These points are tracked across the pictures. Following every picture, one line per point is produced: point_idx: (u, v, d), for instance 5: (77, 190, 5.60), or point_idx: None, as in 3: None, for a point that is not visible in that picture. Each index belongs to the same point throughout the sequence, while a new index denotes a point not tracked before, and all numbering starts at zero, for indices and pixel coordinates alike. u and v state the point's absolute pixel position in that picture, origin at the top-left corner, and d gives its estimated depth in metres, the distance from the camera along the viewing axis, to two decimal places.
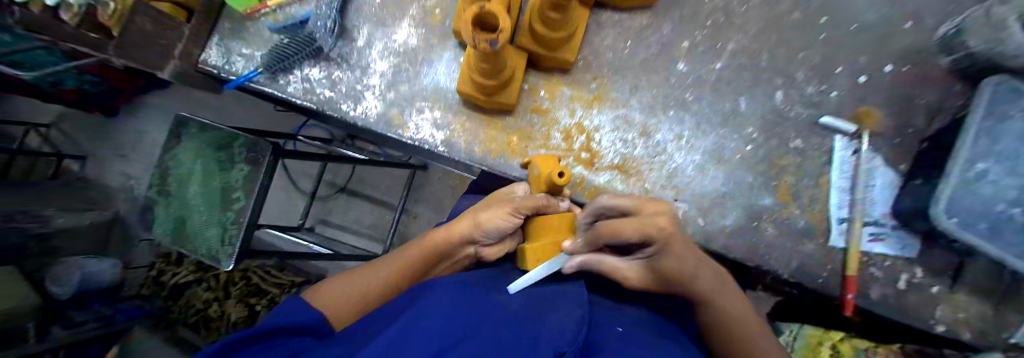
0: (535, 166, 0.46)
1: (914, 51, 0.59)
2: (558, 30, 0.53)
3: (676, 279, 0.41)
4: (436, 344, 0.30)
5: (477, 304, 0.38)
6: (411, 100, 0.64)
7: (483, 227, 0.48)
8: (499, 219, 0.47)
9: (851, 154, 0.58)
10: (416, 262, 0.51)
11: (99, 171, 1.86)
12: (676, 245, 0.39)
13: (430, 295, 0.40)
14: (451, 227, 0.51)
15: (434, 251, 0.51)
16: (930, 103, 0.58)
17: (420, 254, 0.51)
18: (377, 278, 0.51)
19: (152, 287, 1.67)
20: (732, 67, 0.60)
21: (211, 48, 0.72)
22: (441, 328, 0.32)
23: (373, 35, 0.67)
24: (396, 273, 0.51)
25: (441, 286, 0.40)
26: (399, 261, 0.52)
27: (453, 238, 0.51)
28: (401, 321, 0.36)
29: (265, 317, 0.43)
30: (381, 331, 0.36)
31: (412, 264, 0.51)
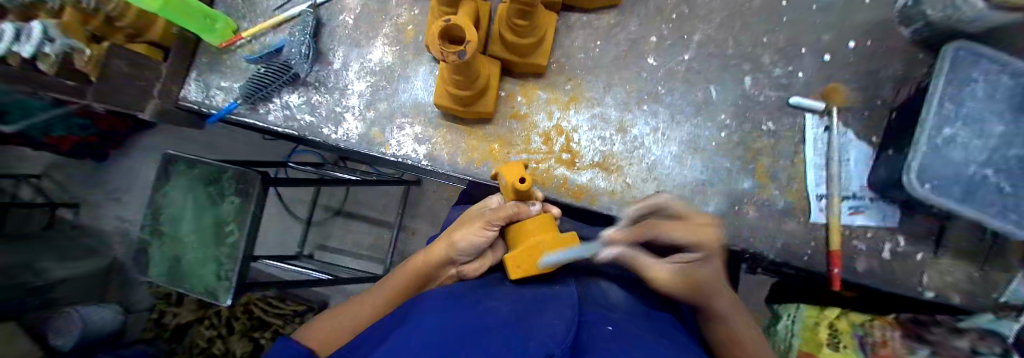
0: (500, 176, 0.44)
1: (874, 25, 0.61)
2: (526, 37, 0.55)
3: (700, 289, 0.44)
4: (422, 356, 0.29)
5: (465, 314, 0.37)
6: (391, 118, 0.65)
7: (458, 247, 0.47)
8: (473, 236, 0.45)
9: (823, 131, 0.59)
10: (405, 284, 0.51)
11: (91, 216, 1.85)
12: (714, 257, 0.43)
13: (418, 313, 0.39)
14: (431, 247, 0.51)
15: (421, 272, 0.51)
16: (895, 74, 0.59)
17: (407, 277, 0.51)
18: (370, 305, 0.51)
19: (154, 330, 1.65)
20: (700, 57, 0.62)
21: (189, 85, 0.74)
22: (428, 341, 0.32)
23: (348, 57, 0.68)
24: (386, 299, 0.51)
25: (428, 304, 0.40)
26: (388, 286, 0.52)
27: (435, 258, 0.50)
28: (390, 340, 0.36)
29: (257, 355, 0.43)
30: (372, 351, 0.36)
31: (401, 288, 0.51)
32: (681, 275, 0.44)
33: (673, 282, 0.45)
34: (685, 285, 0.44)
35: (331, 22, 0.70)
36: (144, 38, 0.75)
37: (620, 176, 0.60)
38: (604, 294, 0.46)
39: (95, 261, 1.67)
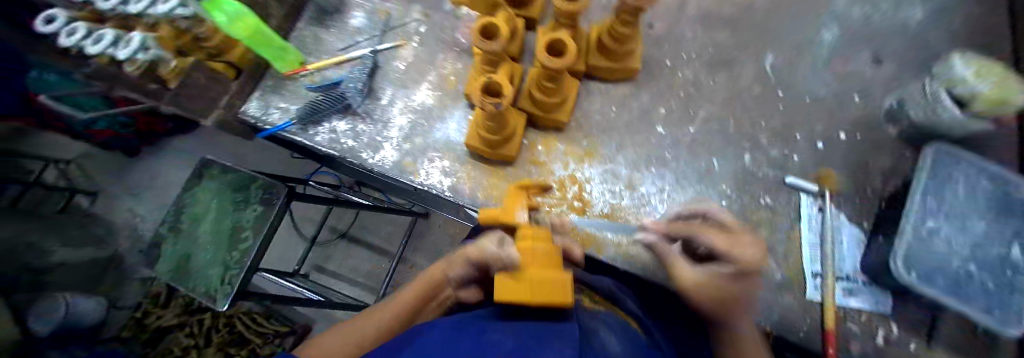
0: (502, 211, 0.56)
1: (861, 123, 0.69)
2: (552, 96, 0.63)
3: (725, 302, 0.45)
4: None
5: (472, 341, 0.39)
6: (424, 151, 0.72)
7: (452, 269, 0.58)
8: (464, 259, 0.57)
9: (817, 211, 0.63)
10: (408, 302, 0.57)
11: (108, 207, 1.94)
12: (750, 273, 0.44)
13: (424, 345, 0.41)
14: (433, 268, 0.61)
15: (424, 290, 0.58)
16: (882, 167, 0.66)
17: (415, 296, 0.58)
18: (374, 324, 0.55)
19: (133, 329, 1.63)
20: (703, 131, 0.69)
21: (251, 102, 0.84)
22: None
23: (395, 95, 0.78)
24: (389, 317, 0.56)
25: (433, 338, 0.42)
26: (392, 306, 0.57)
27: (436, 277, 0.59)
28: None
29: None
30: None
31: (404, 306, 0.57)
32: (714, 285, 0.45)
33: (706, 292, 0.46)
34: (710, 295, 0.45)
35: (386, 65, 0.81)
36: (222, 58, 0.81)
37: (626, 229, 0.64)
38: (599, 336, 0.48)
39: (96, 250, 1.65)
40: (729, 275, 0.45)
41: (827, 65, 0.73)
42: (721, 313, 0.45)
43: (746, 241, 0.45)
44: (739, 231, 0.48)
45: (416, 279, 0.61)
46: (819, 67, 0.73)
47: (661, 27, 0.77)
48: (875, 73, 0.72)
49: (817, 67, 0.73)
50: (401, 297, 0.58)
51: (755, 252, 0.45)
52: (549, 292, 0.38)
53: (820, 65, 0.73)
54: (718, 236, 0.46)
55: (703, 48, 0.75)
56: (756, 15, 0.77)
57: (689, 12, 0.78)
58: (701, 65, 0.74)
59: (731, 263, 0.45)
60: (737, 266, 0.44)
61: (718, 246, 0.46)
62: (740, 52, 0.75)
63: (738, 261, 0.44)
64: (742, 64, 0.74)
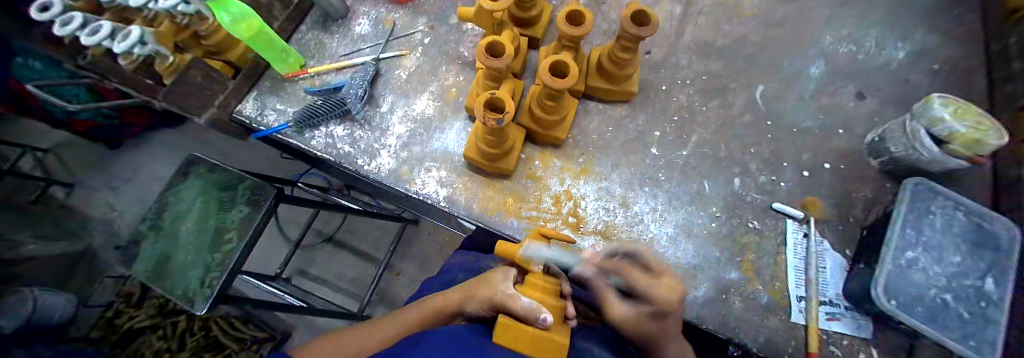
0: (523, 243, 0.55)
1: (845, 154, 0.72)
2: (552, 113, 0.64)
3: (649, 338, 0.45)
4: None
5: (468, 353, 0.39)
6: (421, 160, 0.72)
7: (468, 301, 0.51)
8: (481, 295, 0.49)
9: (802, 237, 0.65)
10: (414, 326, 0.54)
11: (84, 200, 1.87)
12: (669, 317, 0.44)
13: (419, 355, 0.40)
14: (446, 295, 0.54)
15: (433, 318, 0.54)
16: (864, 197, 0.68)
17: (418, 318, 0.54)
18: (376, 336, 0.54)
19: (104, 330, 1.54)
20: (696, 155, 0.71)
21: (247, 102, 0.82)
22: None
23: (395, 103, 0.78)
24: (392, 334, 0.54)
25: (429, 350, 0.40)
26: (396, 322, 0.55)
27: (449, 306, 0.53)
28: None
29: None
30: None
31: (409, 329, 0.54)
32: (637, 321, 0.45)
33: (635, 328, 0.45)
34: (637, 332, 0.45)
35: (387, 73, 0.81)
36: (221, 57, 0.85)
37: None
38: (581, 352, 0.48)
39: (68, 245, 1.68)
40: (649, 316, 0.44)
41: (814, 97, 0.76)
42: (649, 346, 0.46)
43: (666, 284, 0.44)
44: (659, 270, 0.47)
45: (428, 300, 0.56)
46: (806, 99, 0.76)
47: (658, 53, 0.80)
48: (857, 107, 0.75)
49: (804, 99, 0.76)
50: (408, 317, 0.54)
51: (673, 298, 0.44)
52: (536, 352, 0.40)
53: (807, 97, 0.76)
54: (639, 277, 0.45)
55: (697, 76, 0.78)
56: (748, 47, 0.81)
57: (685, 41, 0.81)
58: (695, 91, 0.77)
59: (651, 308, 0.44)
60: (654, 308, 0.43)
61: (637, 287, 0.45)
62: (733, 81, 0.78)
63: (656, 304, 0.43)
64: (734, 92, 0.77)
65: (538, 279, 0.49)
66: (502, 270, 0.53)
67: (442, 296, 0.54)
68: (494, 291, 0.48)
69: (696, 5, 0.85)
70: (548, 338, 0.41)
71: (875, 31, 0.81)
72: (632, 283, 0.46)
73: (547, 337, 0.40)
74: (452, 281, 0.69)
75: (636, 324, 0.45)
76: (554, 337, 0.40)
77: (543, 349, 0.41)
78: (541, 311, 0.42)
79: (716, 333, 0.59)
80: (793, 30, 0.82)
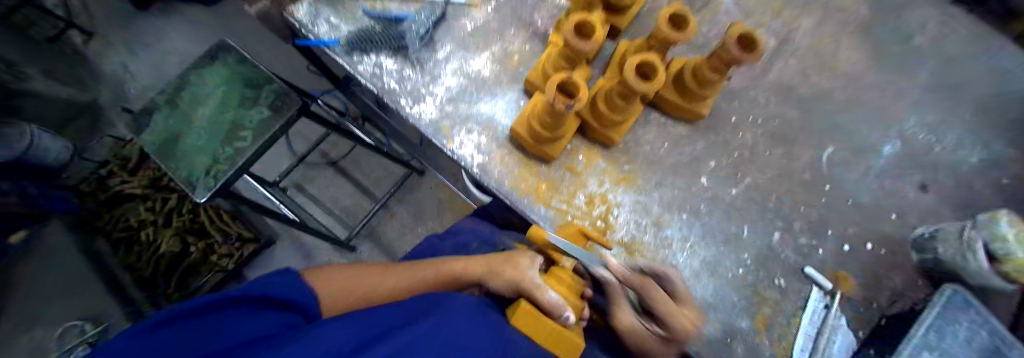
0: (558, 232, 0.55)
1: (890, 240, 0.69)
2: (617, 113, 0.61)
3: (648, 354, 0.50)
4: None
5: (494, 334, 0.39)
6: (465, 120, 0.69)
7: (494, 276, 0.52)
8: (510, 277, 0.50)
9: (823, 307, 0.63)
10: (429, 284, 0.54)
11: (101, 52, 1.84)
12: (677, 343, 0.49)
13: (443, 313, 0.40)
14: (471, 262, 0.55)
15: (449, 280, 0.54)
16: (894, 287, 0.66)
17: (437, 276, 0.54)
18: (388, 283, 0.54)
19: (93, 185, 1.54)
20: (743, 197, 0.68)
21: (300, 3, 0.76)
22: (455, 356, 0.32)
23: (453, 53, 0.74)
24: (406, 283, 0.53)
25: (454, 312, 0.40)
26: (411, 274, 0.55)
27: (469, 274, 0.54)
28: (418, 329, 0.35)
29: (250, 281, 0.42)
30: (398, 329, 0.36)
31: (423, 283, 0.54)
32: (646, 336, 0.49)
33: (641, 341, 0.50)
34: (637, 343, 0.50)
35: (453, 19, 0.76)
36: None
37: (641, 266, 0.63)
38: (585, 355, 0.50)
39: (69, 98, 1.63)
40: (661, 338, 0.49)
41: (878, 175, 0.72)
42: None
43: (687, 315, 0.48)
44: (679, 296, 0.51)
45: (448, 263, 0.56)
46: (870, 174, 0.72)
47: (736, 81, 0.75)
48: (918, 197, 0.72)
49: (868, 173, 0.72)
50: (425, 273, 0.54)
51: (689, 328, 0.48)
52: (546, 339, 0.42)
53: (871, 172, 0.72)
54: (667, 306, 0.48)
55: (769, 117, 0.74)
56: (829, 102, 0.76)
57: (767, 77, 0.76)
58: (762, 132, 0.73)
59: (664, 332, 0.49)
60: (671, 334, 0.48)
61: (662, 314, 0.48)
62: (803, 133, 0.73)
63: (672, 332, 0.48)
64: (801, 145, 0.73)
65: (561, 273, 0.50)
66: (530, 254, 0.54)
67: (464, 262, 0.55)
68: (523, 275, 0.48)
69: (790, 42, 0.79)
70: (563, 334, 0.42)
71: (964, 125, 0.76)
72: (656, 307, 0.48)
73: (564, 334, 0.42)
74: (467, 248, 0.69)
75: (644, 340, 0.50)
76: (569, 335, 0.42)
77: (555, 342, 0.42)
78: (565, 309, 0.43)
79: None
80: (880, 99, 0.77)
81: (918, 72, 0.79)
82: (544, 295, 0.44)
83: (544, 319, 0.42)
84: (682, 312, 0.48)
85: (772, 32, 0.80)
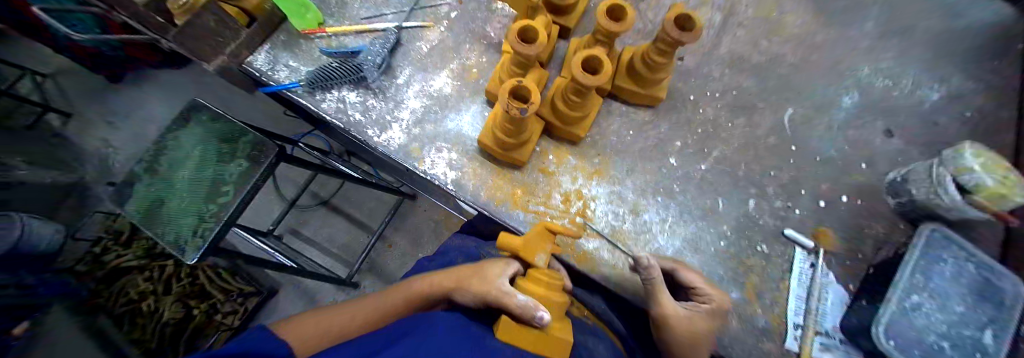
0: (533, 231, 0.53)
1: (864, 189, 0.70)
2: (576, 110, 0.62)
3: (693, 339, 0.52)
4: None
5: (474, 345, 0.40)
6: (432, 139, 0.70)
7: (460, 289, 0.52)
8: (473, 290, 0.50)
9: (809, 267, 0.65)
10: (401, 308, 0.55)
11: (80, 131, 1.85)
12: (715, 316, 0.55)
13: (428, 335, 0.42)
14: (437, 278, 0.56)
15: (419, 301, 0.55)
16: (876, 235, 0.67)
17: (408, 299, 0.55)
18: (362, 313, 0.56)
19: (90, 264, 1.57)
20: (713, 171, 0.70)
21: (260, 54, 0.79)
22: None
23: (412, 77, 0.75)
24: (381, 311, 0.56)
25: (436, 331, 0.42)
26: (383, 301, 0.57)
27: (435, 290, 0.55)
28: (396, 350, 0.39)
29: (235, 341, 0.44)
30: (381, 352, 0.40)
31: (396, 309, 0.56)
32: (693, 315, 0.53)
33: (688, 321, 0.53)
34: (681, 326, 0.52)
35: (408, 44, 0.78)
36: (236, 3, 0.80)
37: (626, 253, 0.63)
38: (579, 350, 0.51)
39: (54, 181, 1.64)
40: (704, 310, 0.55)
41: (842, 128, 0.74)
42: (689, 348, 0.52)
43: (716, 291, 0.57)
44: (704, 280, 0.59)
45: (417, 282, 0.57)
46: (834, 128, 0.74)
47: (689, 61, 0.78)
48: (884, 144, 0.73)
49: (832, 128, 0.74)
50: (396, 297, 0.56)
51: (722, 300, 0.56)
52: (533, 343, 0.43)
53: (835, 127, 0.74)
54: (700, 280, 0.58)
55: (727, 90, 0.76)
56: (782, 66, 0.78)
57: (719, 53, 0.79)
58: (723, 105, 0.75)
59: (703, 301, 0.56)
60: (710, 302, 0.56)
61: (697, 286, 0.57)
62: (762, 99, 0.75)
63: (709, 300, 0.56)
64: (762, 112, 0.74)
65: (538, 275, 0.50)
66: (500, 264, 0.54)
67: (432, 280, 0.56)
68: (492, 285, 0.49)
69: (737, 16, 0.82)
70: (542, 336, 0.43)
71: (915, 67, 0.78)
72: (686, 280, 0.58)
73: (541, 334, 0.43)
74: (453, 263, 0.70)
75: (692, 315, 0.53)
76: (548, 335, 0.43)
77: (538, 345, 0.43)
78: (540, 309, 0.42)
79: (710, 350, 0.59)
80: (831, 56, 0.79)
81: (864, 25, 0.82)
82: (515, 300, 0.45)
83: (524, 325, 0.43)
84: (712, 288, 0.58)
85: (717, 8, 0.83)
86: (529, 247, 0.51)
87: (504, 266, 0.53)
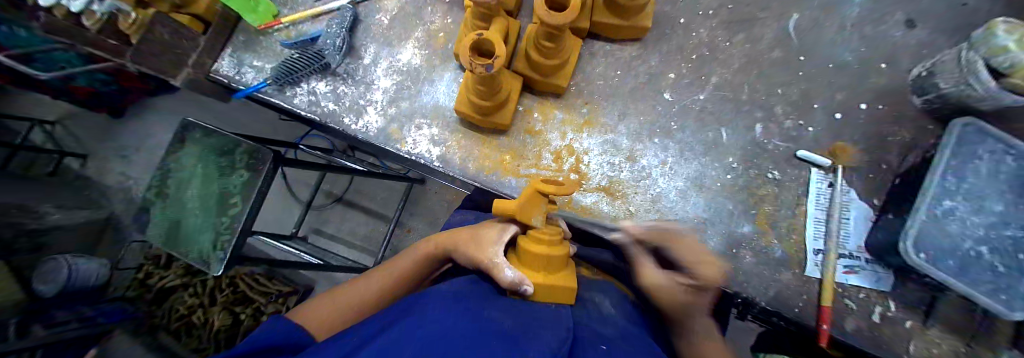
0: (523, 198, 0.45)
1: (885, 92, 0.63)
2: (553, 59, 0.57)
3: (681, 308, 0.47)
4: (436, 348, 0.33)
5: (471, 310, 0.41)
6: (411, 117, 0.67)
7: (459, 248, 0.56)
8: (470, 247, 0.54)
9: (827, 188, 0.61)
10: (409, 274, 0.59)
11: (98, 169, 1.92)
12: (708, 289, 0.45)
13: (427, 304, 0.42)
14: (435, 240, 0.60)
15: (424, 263, 0.60)
16: (902, 141, 0.61)
17: (411, 263, 0.59)
18: (373, 290, 0.57)
19: (137, 289, 1.69)
20: (715, 99, 0.65)
21: (222, 59, 0.75)
22: (438, 335, 0.35)
23: (378, 54, 0.71)
24: (389, 283, 0.58)
25: (436, 301, 0.42)
26: (388, 273, 0.59)
27: (436, 252, 0.59)
28: (397, 322, 0.40)
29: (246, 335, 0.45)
30: (384, 323, 0.41)
31: (402, 278, 0.59)
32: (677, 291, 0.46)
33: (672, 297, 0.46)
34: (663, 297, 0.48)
35: (367, 19, 0.73)
36: (187, 10, 0.74)
37: (624, 202, 0.62)
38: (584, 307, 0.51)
39: (90, 214, 1.68)
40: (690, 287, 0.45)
41: (856, 27, 0.66)
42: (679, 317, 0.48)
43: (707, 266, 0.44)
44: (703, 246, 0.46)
45: (418, 247, 0.61)
46: (847, 29, 0.66)
47: None
48: (906, 37, 0.64)
49: (845, 28, 0.66)
50: (401, 265, 0.59)
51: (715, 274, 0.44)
52: (546, 295, 0.47)
53: (848, 26, 0.66)
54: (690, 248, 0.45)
55: (722, 5, 0.68)
56: None
57: None
58: (717, 25, 0.67)
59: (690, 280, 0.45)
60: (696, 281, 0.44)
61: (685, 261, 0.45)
62: (763, 9, 0.67)
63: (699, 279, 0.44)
64: (763, 25, 0.67)
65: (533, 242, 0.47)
66: (495, 227, 0.54)
67: (430, 242, 0.60)
68: (488, 253, 0.50)
69: None
70: (552, 287, 0.47)
71: None
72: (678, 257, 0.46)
73: (550, 286, 0.46)
74: None
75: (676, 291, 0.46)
76: (556, 286, 0.46)
77: (549, 295, 0.47)
78: (523, 285, 0.45)
79: (723, 287, 0.60)
80: None
81: None
82: (501, 274, 0.47)
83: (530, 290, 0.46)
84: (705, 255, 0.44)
85: None
86: (524, 213, 0.46)
87: (501, 230, 0.53)
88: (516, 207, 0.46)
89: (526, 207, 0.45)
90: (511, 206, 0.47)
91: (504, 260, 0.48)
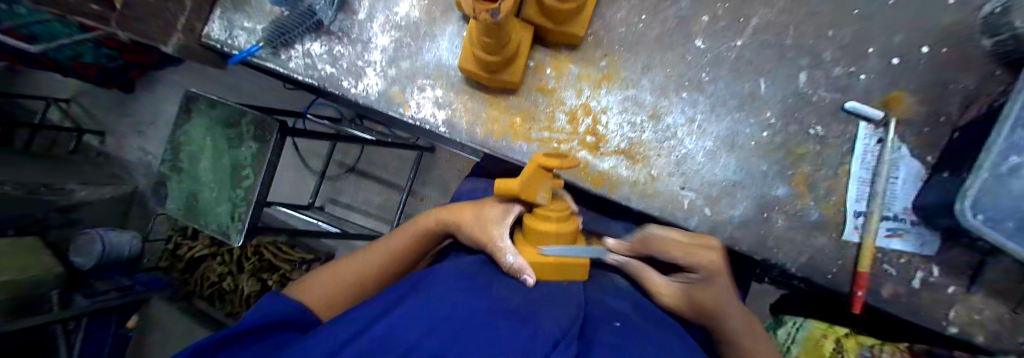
0: (526, 174, 0.41)
1: (947, 33, 0.53)
2: (568, 3, 0.50)
3: (705, 311, 0.45)
4: (435, 326, 0.31)
5: (478, 288, 0.38)
6: (413, 78, 0.62)
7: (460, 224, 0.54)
8: (472, 223, 0.51)
9: (875, 143, 0.55)
10: (410, 249, 0.58)
11: (116, 146, 1.96)
12: (718, 277, 0.45)
13: (433, 283, 0.40)
14: (435, 215, 0.58)
15: (424, 238, 0.58)
16: (965, 90, 0.53)
17: (414, 237, 0.58)
18: (375, 265, 0.56)
19: (169, 259, 1.77)
20: (753, 46, 0.57)
21: (213, 22, 0.70)
22: (441, 313, 0.33)
23: (374, 7, 0.64)
24: (391, 259, 0.57)
25: (443, 279, 0.40)
26: (389, 249, 0.57)
27: (437, 227, 0.58)
28: (402, 301, 0.38)
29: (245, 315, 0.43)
30: (386, 302, 0.40)
31: (405, 253, 0.58)
32: (686, 292, 0.48)
33: (687, 302, 0.47)
34: (690, 304, 0.47)
35: None
36: None
37: (645, 166, 0.59)
38: (601, 286, 0.48)
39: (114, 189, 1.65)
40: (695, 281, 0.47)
41: None
42: (709, 323, 0.45)
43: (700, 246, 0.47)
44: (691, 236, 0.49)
45: (418, 222, 0.59)
46: None
47: None
48: None
49: None
50: (402, 239, 0.58)
51: (713, 257, 0.46)
52: (557, 276, 0.45)
53: None
54: (677, 242, 0.48)
55: None
56: None
57: None
58: None
59: (698, 274, 0.47)
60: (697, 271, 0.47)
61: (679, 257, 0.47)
62: None
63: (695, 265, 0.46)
64: None
65: (538, 222, 0.45)
66: (498, 206, 0.51)
67: (431, 216, 0.58)
68: (492, 234, 0.47)
69: None
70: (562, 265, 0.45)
71: None
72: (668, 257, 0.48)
73: (559, 265, 0.44)
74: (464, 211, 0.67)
75: (684, 297, 0.48)
76: (565, 264, 0.45)
77: (559, 274, 0.45)
78: (523, 273, 0.42)
79: (749, 254, 0.59)
80: None
81: None
82: (505, 259, 0.45)
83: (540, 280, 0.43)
84: (693, 245, 0.47)
85: None
86: (528, 191, 0.42)
87: (505, 210, 0.50)
88: (519, 185, 0.41)
89: (530, 185, 0.42)
90: (511, 184, 0.43)
91: (508, 244, 0.46)
